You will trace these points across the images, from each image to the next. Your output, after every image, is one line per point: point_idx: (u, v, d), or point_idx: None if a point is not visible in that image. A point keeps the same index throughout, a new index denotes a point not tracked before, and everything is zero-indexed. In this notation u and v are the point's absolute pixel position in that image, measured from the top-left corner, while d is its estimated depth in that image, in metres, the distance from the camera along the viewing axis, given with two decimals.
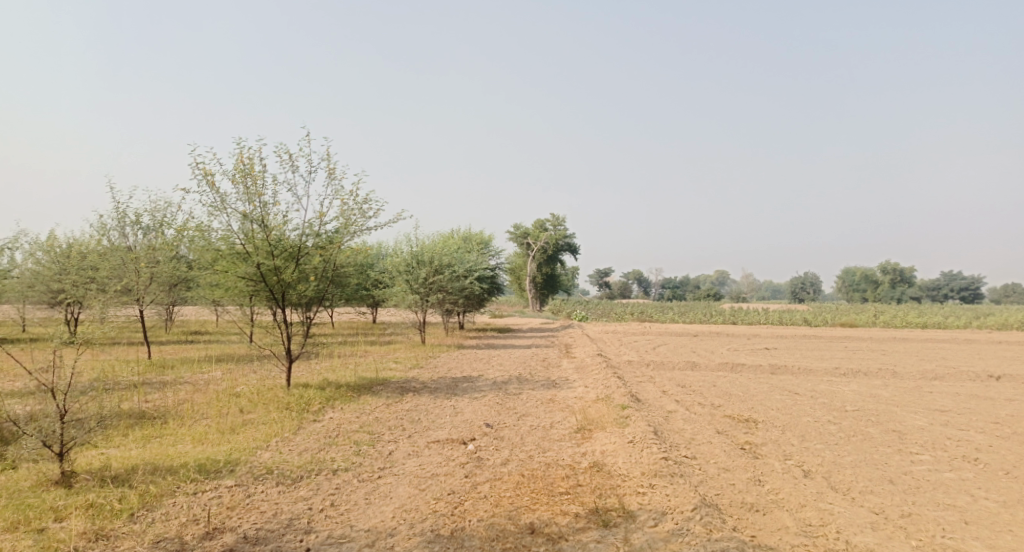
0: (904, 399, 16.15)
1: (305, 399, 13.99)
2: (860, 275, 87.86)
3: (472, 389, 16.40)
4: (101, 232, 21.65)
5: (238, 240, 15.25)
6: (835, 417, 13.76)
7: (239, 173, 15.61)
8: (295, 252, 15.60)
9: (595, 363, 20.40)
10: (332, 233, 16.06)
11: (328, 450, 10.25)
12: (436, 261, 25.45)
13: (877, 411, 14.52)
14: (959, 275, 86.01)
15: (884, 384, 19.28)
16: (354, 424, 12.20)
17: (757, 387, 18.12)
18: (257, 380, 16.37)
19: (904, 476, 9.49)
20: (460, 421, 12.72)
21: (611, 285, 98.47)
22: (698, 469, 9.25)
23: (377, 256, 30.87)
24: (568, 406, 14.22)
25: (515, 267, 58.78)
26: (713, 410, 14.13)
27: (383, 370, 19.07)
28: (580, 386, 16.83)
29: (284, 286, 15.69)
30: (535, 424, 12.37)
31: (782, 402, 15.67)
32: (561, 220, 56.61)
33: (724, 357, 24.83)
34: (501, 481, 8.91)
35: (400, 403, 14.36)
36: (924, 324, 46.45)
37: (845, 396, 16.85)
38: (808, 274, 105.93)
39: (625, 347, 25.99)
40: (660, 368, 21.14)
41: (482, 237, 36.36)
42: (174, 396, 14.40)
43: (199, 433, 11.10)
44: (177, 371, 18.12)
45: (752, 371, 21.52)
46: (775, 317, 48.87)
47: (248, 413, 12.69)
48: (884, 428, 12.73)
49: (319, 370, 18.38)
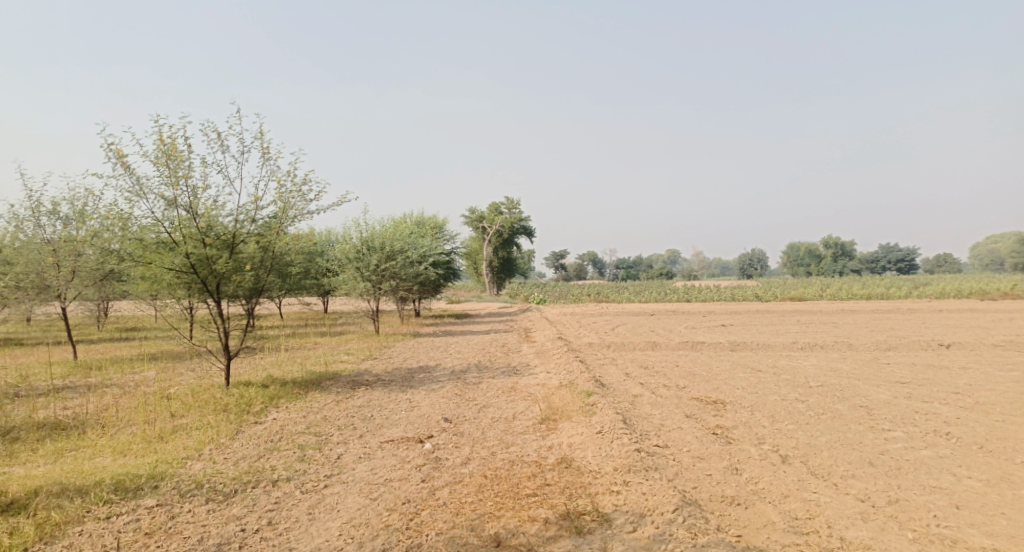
0: (865, 372, 15.87)
1: (246, 399, 12.96)
2: (805, 250, 89.44)
3: (427, 380, 15.54)
4: (16, 225, 20.07)
5: (165, 228, 14.14)
6: (802, 394, 13.34)
7: (163, 155, 14.47)
8: (229, 240, 14.55)
9: (555, 346, 19.73)
10: (270, 218, 15.05)
11: (268, 456, 9.33)
12: (387, 248, 24.45)
13: (843, 387, 14.17)
14: (899, 247, 88.07)
15: (842, 357, 19.06)
16: (299, 425, 11.26)
17: (720, 365, 17.69)
18: (193, 380, 15.25)
19: (884, 456, 9.00)
20: (414, 416, 11.89)
21: (565, 267, 98.14)
22: (673, 460, 8.61)
23: (325, 243, 29.64)
24: (530, 395, 13.50)
25: (471, 252, 57.83)
26: (679, 393, 13.56)
27: (333, 363, 18.10)
28: (541, 372, 16.14)
29: (218, 277, 14.62)
30: (496, 416, 11.61)
31: (747, 380, 15.22)
32: (515, 203, 55.86)
33: (683, 335, 24.44)
34: (462, 485, 8.13)
35: (351, 399, 13.46)
36: (870, 296, 47.15)
37: (807, 371, 16.52)
38: (756, 250, 107.29)
39: (584, 329, 25.40)
40: (621, 349, 20.57)
41: (436, 221, 35.37)
42: (99, 402, 13.26)
43: (121, 443, 10.05)
44: (106, 373, 16.86)
45: (713, 349, 21.14)
46: (727, 294, 49.12)
47: (181, 418, 11.63)
48: (852, 404, 12.33)
49: (263, 366, 17.29)
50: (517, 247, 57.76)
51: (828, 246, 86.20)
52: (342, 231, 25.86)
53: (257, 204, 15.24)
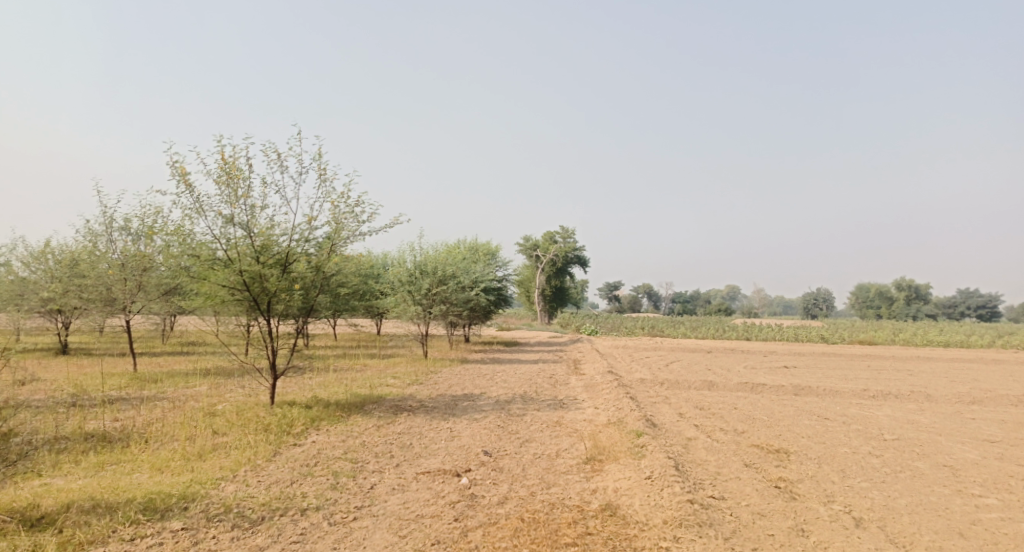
0: (946, 427, 14.72)
1: (288, 420, 12.69)
2: (873, 292, 86.31)
3: (472, 409, 15.06)
4: (87, 238, 20.50)
5: (220, 245, 14.07)
6: (875, 447, 12.37)
7: (222, 172, 14.48)
8: (281, 259, 14.40)
9: (606, 381, 19.03)
10: (323, 238, 14.89)
11: (301, 482, 8.93)
12: (440, 272, 24.20)
13: (920, 442, 13.12)
14: (975, 292, 84.13)
15: (918, 408, 17.83)
16: (337, 450, 10.88)
17: (782, 410, 16.72)
18: (241, 398, 15.10)
19: (974, 527, 8.10)
20: (454, 447, 11.39)
21: (621, 299, 96.94)
22: (730, 514, 7.89)
23: (379, 266, 29.58)
24: (577, 431, 12.87)
25: (525, 280, 57.39)
26: (738, 438, 12.74)
27: (379, 386, 17.79)
28: (590, 407, 15.48)
29: (269, 296, 14.47)
30: (539, 452, 11.03)
31: (812, 428, 14.26)
32: (571, 233, 55.33)
33: (743, 375, 23.40)
34: (497, 528, 7.58)
35: (392, 425, 13.06)
36: (946, 343, 44.77)
37: (879, 421, 15.44)
38: (821, 290, 104.01)
39: (637, 363, 24.59)
40: (676, 387, 19.71)
41: (490, 247, 35.12)
42: (146, 415, 13.18)
43: (160, 460, 9.80)
44: (160, 385, 16.89)
45: (775, 392, 20.10)
46: (791, 333, 47.44)
47: (221, 436, 11.38)
48: (933, 462, 11.32)
49: (310, 386, 17.08)
50: (572, 277, 57.09)
51: (898, 289, 82.99)
52: (396, 254, 25.74)
53: (310, 224, 15.12)
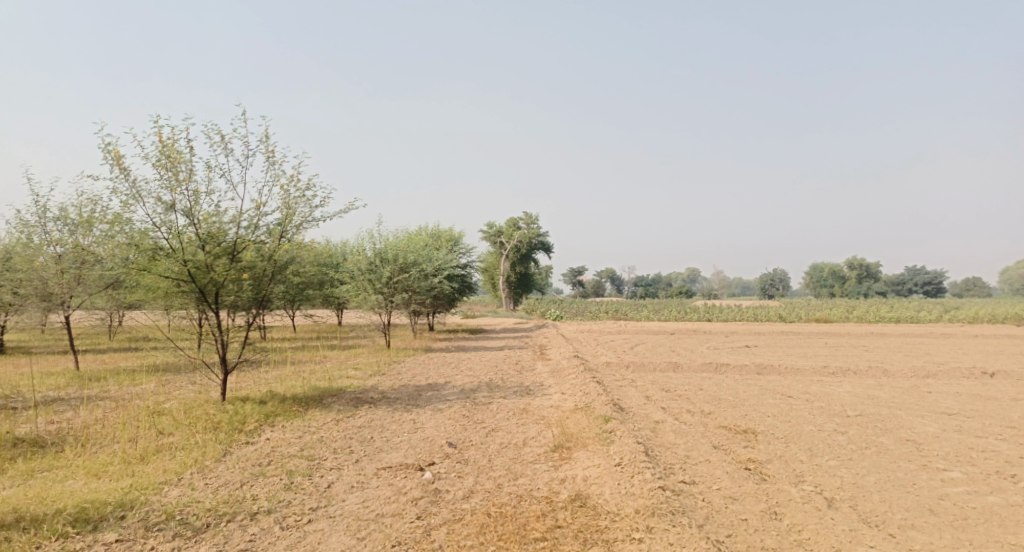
0: (906, 401, 14.77)
1: (240, 416, 12.15)
2: (828, 271, 87.88)
3: (435, 399, 14.64)
4: (21, 229, 19.45)
5: (162, 234, 13.42)
6: (840, 424, 12.30)
7: (161, 157, 13.81)
8: (229, 247, 13.80)
9: (571, 365, 18.76)
10: (272, 224, 14.32)
11: (252, 484, 8.45)
12: (401, 259, 23.67)
13: (883, 417, 13.10)
14: (923, 270, 86.20)
15: (877, 384, 17.94)
16: (292, 447, 10.42)
17: (746, 390, 16.64)
18: (191, 395, 14.48)
19: (943, 502, 7.98)
20: (417, 440, 10.98)
21: (584, 284, 97.12)
22: (703, 500, 7.65)
23: (337, 256, 28.86)
24: (543, 418, 12.55)
25: (489, 267, 56.93)
26: (705, 420, 12.55)
27: (339, 378, 17.25)
28: (556, 393, 15.18)
29: (217, 287, 13.86)
30: (505, 442, 10.69)
31: (777, 407, 14.16)
32: (534, 219, 55.03)
33: (706, 356, 23.37)
34: (462, 525, 7.24)
35: (352, 419, 12.59)
36: (897, 319, 45.71)
37: (842, 398, 15.44)
38: (777, 270, 105.56)
39: (602, 347, 24.39)
40: (641, 370, 19.53)
41: (452, 234, 34.62)
42: (87, 416, 12.52)
43: (98, 465, 9.21)
44: (103, 384, 16.14)
45: (739, 372, 20.06)
46: (750, 314, 47.93)
47: (167, 437, 10.81)
48: (897, 437, 11.26)
49: (266, 380, 16.48)
50: (535, 263, 56.84)
51: (851, 268, 84.72)
52: (355, 242, 25.07)
53: (259, 210, 14.53)
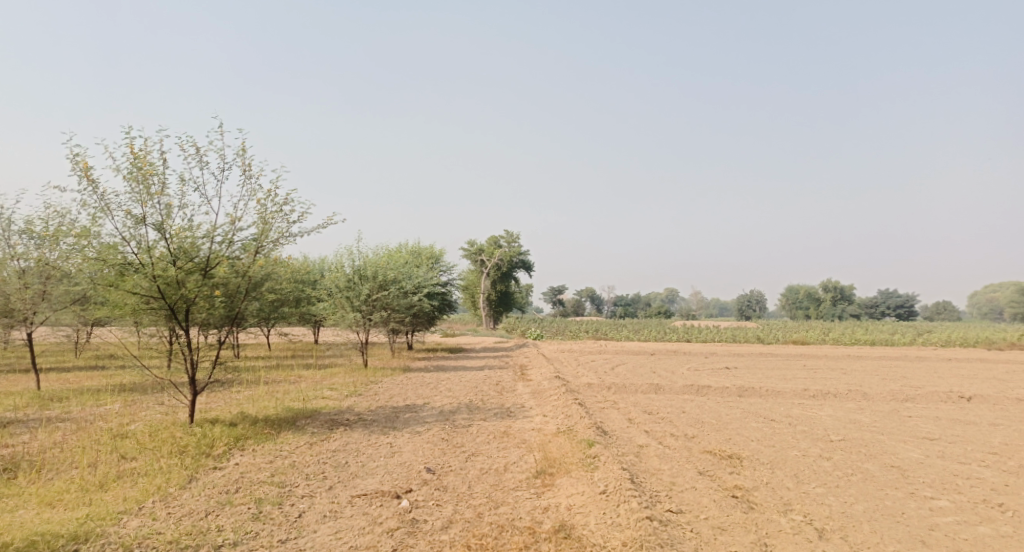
0: (888, 426, 14.63)
1: (209, 440, 11.72)
2: (804, 293, 88.64)
3: (413, 421, 14.25)
4: None
5: (131, 249, 12.99)
6: (825, 449, 12.09)
7: (132, 169, 13.41)
8: (201, 263, 13.38)
9: (553, 387, 18.46)
10: (247, 239, 13.91)
11: (217, 513, 8.20)
12: (380, 277, 23.29)
13: (867, 442, 12.92)
14: (896, 293, 87.20)
15: (858, 407, 17.81)
16: (262, 473, 10.06)
17: (729, 412, 16.43)
18: (157, 416, 14.03)
19: (933, 533, 7.75)
20: (394, 465, 10.61)
21: (563, 303, 97.05)
22: (691, 531, 7.40)
23: (315, 273, 28.43)
24: (524, 441, 12.24)
25: (469, 285, 56.58)
26: (689, 444, 12.30)
27: (314, 399, 16.81)
28: (537, 415, 14.87)
29: (188, 304, 13.42)
30: (486, 467, 10.35)
31: (760, 431, 13.95)
32: (514, 238, 54.88)
33: (687, 377, 23.17)
34: None
35: (326, 442, 12.19)
36: (873, 342, 46.00)
37: (824, 422, 15.27)
38: (754, 292, 106.24)
39: (583, 367, 24.11)
40: (623, 392, 19.27)
41: (433, 251, 34.31)
42: (46, 439, 12.05)
43: (52, 492, 8.94)
44: (66, 404, 15.62)
45: (720, 394, 19.87)
46: (728, 335, 47.96)
47: (129, 462, 10.42)
48: (882, 463, 11.05)
49: (238, 401, 16.00)
50: (515, 282, 56.61)
51: (826, 290, 85.49)
52: (334, 258, 24.66)
53: (233, 225, 14.13)
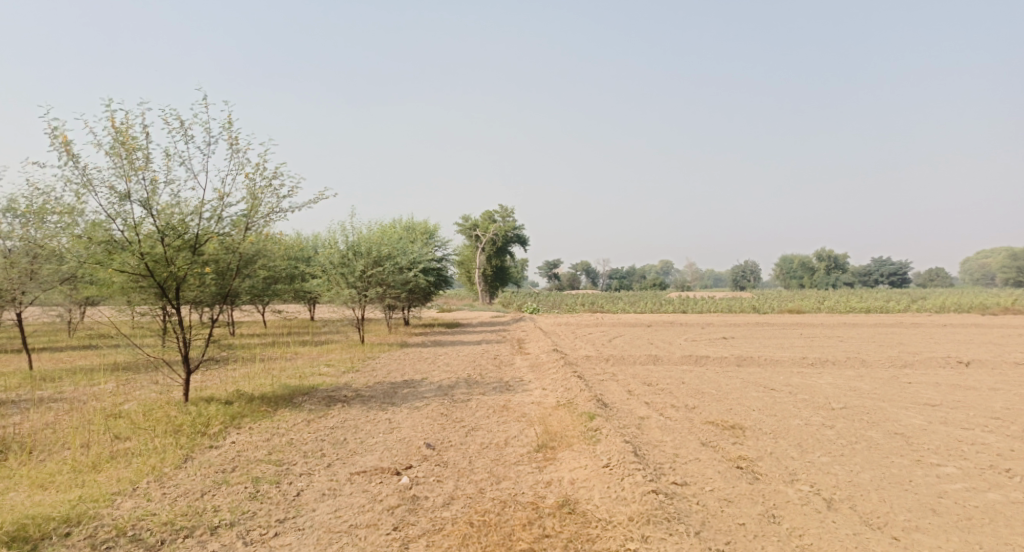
0: (889, 393, 14.55)
1: (204, 419, 11.54)
2: (797, 262, 88.71)
3: (412, 397, 14.10)
4: None
5: (118, 226, 12.75)
6: (827, 418, 11.97)
7: (115, 145, 13.11)
8: (190, 239, 13.14)
9: (551, 359, 18.34)
10: (236, 215, 13.65)
11: (214, 493, 8.07)
12: (374, 253, 23.03)
13: (869, 409, 12.83)
14: (889, 261, 87.30)
15: (857, 374, 17.74)
16: (259, 451, 9.91)
17: (729, 382, 16.32)
18: (152, 395, 13.83)
19: (943, 501, 7.64)
20: (393, 441, 10.46)
21: (558, 277, 96.98)
22: (697, 503, 7.29)
23: (308, 249, 28.13)
24: (524, 415, 12.10)
25: (465, 260, 56.29)
26: (691, 415, 12.17)
27: (311, 376, 16.64)
28: (537, 389, 14.73)
29: (178, 281, 13.21)
30: (486, 442, 10.21)
31: (761, 400, 13.84)
32: (509, 212, 54.54)
33: (685, 348, 23.08)
34: (443, 536, 6.92)
35: (324, 419, 12.04)
36: (867, 309, 46.06)
37: (824, 390, 15.18)
38: (748, 262, 106.27)
39: (581, 340, 23.98)
40: (621, 363, 19.16)
41: (427, 226, 34.01)
42: (38, 420, 11.89)
43: (44, 474, 8.77)
44: (58, 385, 15.40)
45: (719, 364, 19.78)
46: (724, 305, 47.94)
47: (123, 442, 10.26)
48: (885, 430, 10.94)
49: (234, 379, 15.82)
50: (511, 255, 56.38)
51: (820, 259, 85.55)
52: (327, 234, 24.35)
53: (222, 200, 13.86)
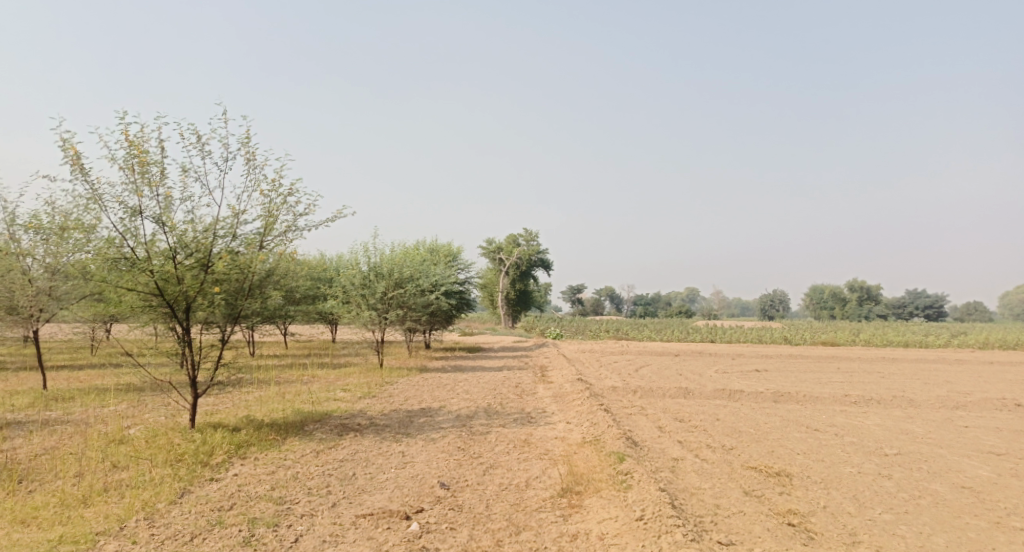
0: (945, 439, 13.45)
1: (208, 447, 10.83)
2: (828, 293, 86.72)
3: (428, 427, 13.29)
4: None
5: (129, 243, 12.20)
6: (881, 465, 10.95)
7: (129, 157, 12.57)
8: (202, 257, 12.55)
9: (576, 390, 17.43)
10: (251, 233, 13.06)
11: (204, 537, 7.34)
12: (396, 274, 22.39)
13: (926, 456, 11.78)
14: (923, 293, 85.00)
15: (905, 415, 16.60)
16: (261, 486, 9.15)
17: (767, 420, 15.30)
18: (160, 419, 13.18)
19: None
20: (405, 478, 9.65)
21: (582, 302, 96.01)
22: None
23: (330, 270, 27.60)
24: (548, 452, 11.23)
25: (488, 283, 55.71)
26: (729, 457, 11.22)
27: (326, 401, 15.91)
28: (561, 423, 13.84)
29: (189, 301, 12.59)
30: (505, 482, 9.35)
31: (805, 442, 12.83)
32: (534, 236, 53.89)
33: (717, 380, 22.03)
34: None
35: (335, 450, 11.28)
36: (905, 343, 44.38)
37: (872, 432, 14.13)
38: (776, 292, 104.25)
39: (607, 369, 23.07)
40: (650, 396, 18.21)
41: (450, 249, 33.39)
42: (38, 444, 11.27)
43: (28, 509, 8.08)
44: (67, 405, 14.82)
45: (754, 399, 18.75)
46: (754, 335, 46.62)
47: (119, 473, 9.56)
48: (949, 483, 9.92)
49: (246, 403, 15.15)
50: (535, 280, 55.58)
51: (852, 290, 83.66)
52: (349, 255, 23.78)
53: (236, 217, 13.29)
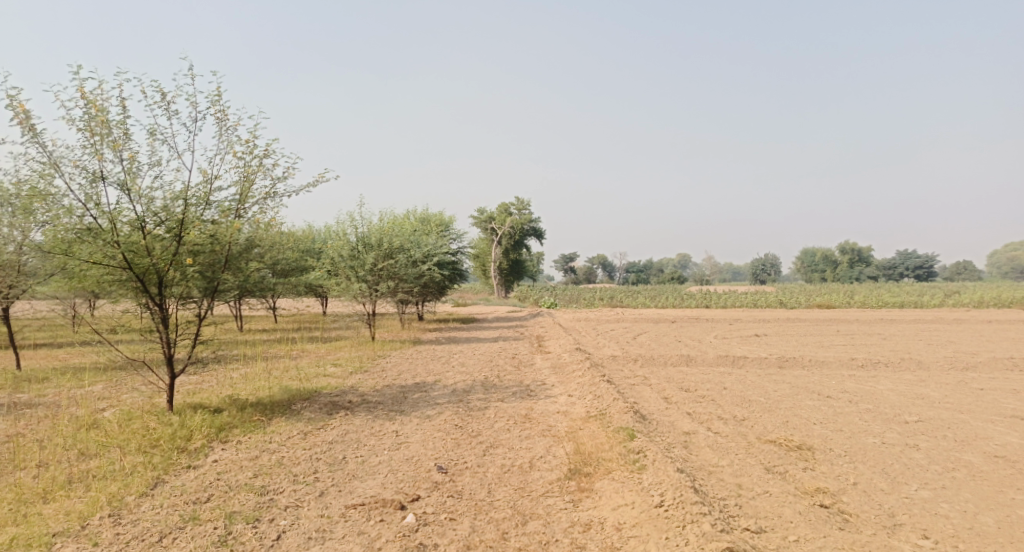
0: (964, 403, 12.84)
1: (186, 431, 10.06)
2: (820, 256, 86.33)
3: (423, 403, 12.54)
4: None
5: (92, 212, 11.33)
6: (905, 434, 10.30)
7: (89, 120, 11.66)
8: (174, 227, 11.72)
9: (575, 359, 16.71)
10: (226, 200, 12.20)
11: (175, 537, 6.70)
12: (386, 245, 21.55)
13: (949, 423, 11.14)
14: (914, 254, 84.66)
15: (917, 379, 15.96)
16: (242, 473, 8.42)
17: (776, 388, 14.64)
18: (138, 402, 12.42)
19: None
20: (399, 462, 8.92)
21: (575, 270, 95.46)
22: None
23: (317, 242, 26.67)
24: (551, 429, 10.53)
25: (480, 253, 54.96)
26: (744, 430, 10.54)
27: (315, 378, 15.17)
28: (562, 396, 13.15)
29: (160, 275, 11.75)
30: (508, 464, 8.66)
31: (819, 411, 12.18)
32: (526, 204, 53.02)
33: (718, 347, 21.37)
34: None
35: (324, 431, 10.56)
36: (900, 304, 43.97)
37: (887, 398, 13.50)
38: (768, 255, 103.80)
39: (604, 338, 22.40)
40: (652, 365, 17.56)
41: (442, 219, 32.49)
42: (4, 431, 10.51)
43: None
44: (41, 387, 14.02)
45: (759, 365, 18.12)
46: (749, 299, 46.07)
47: (87, 462, 8.81)
48: (982, 452, 9.29)
49: (230, 381, 14.38)
50: (527, 249, 54.74)
51: (843, 252, 83.41)
52: (337, 226, 22.88)
53: (208, 182, 12.43)
